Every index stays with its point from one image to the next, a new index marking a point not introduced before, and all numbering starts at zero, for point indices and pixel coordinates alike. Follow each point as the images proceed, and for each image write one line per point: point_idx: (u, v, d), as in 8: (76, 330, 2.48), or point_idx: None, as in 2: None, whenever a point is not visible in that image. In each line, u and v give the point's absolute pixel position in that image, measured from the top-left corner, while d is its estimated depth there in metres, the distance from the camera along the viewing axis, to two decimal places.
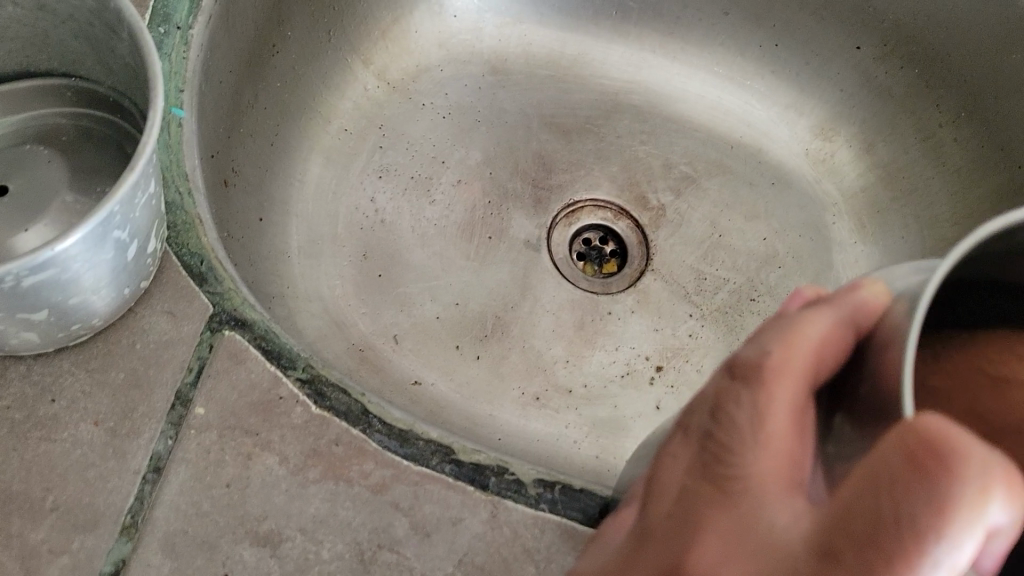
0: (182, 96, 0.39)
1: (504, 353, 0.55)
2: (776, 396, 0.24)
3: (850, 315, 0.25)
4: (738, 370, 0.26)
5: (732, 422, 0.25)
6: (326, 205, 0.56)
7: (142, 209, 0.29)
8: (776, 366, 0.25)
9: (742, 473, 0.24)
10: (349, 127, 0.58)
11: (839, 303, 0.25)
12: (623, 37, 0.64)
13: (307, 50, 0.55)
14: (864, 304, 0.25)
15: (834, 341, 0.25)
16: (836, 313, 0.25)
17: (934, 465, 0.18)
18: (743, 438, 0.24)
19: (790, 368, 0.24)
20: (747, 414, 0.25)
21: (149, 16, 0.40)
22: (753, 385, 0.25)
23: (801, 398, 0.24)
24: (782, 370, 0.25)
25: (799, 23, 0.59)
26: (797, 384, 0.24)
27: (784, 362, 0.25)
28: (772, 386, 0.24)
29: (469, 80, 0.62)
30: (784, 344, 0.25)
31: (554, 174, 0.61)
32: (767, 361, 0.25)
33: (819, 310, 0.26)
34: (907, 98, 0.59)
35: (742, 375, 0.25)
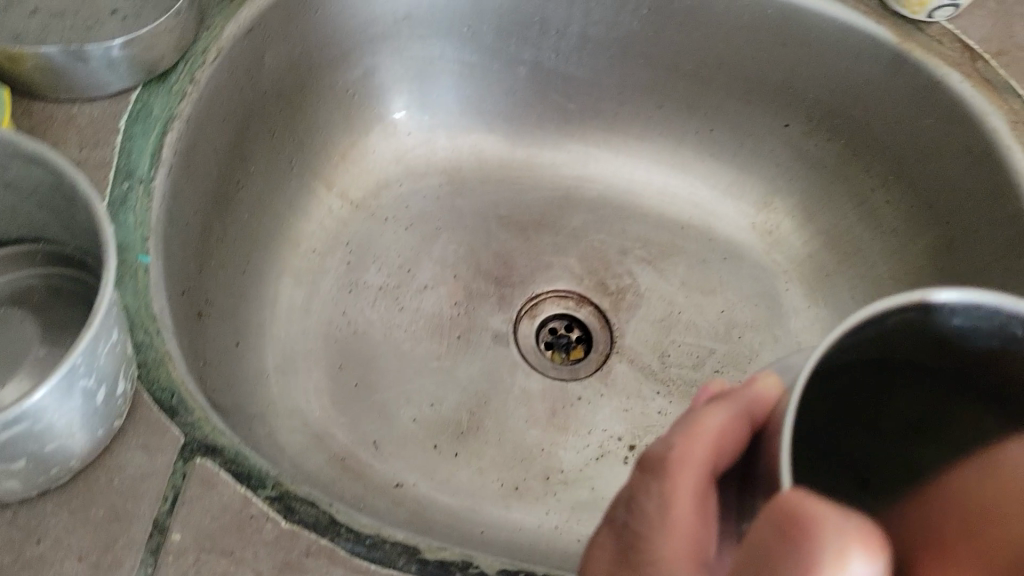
0: (148, 244, 0.42)
1: (481, 447, 0.57)
2: (677, 485, 0.28)
3: (744, 407, 0.28)
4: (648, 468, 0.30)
5: (646, 509, 0.29)
6: (300, 324, 0.59)
7: (107, 357, 0.32)
8: (676, 459, 0.29)
9: (651, 555, 0.27)
10: (317, 248, 0.62)
11: (734, 399, 0.28)
12: (569, 137, 0.67)
13: (271, 180, 0.58)
14: (757, 397, 0.28)
15: (729, 432, 0.28)
16: (731, 406, 0.28)
17: (795, 533, 0.20)
18: (654, 522, 0.28)
19: (687, 459, 0.28)
20: (656, 503, 0.28)
21: (113, 174, 0.43)
22: (660, 476, 0.29)
23: (701, 484, 0.28)
24: (681, 462, 0.28)
25: (730, 108, 0.63)
26: (693, 473, 0.28)
27: (683, 455, 0.28)
28: (675, 477, 0.28)
29: (428, 191, 0.66)
30: (685, 439, 0.29)
31: (515, 271, 0.64)
32: (671, 456, 0.29)
33: (718, 406, 0.29)
34: (839, 167, 0.62)
35: (653, 468, 0.29)
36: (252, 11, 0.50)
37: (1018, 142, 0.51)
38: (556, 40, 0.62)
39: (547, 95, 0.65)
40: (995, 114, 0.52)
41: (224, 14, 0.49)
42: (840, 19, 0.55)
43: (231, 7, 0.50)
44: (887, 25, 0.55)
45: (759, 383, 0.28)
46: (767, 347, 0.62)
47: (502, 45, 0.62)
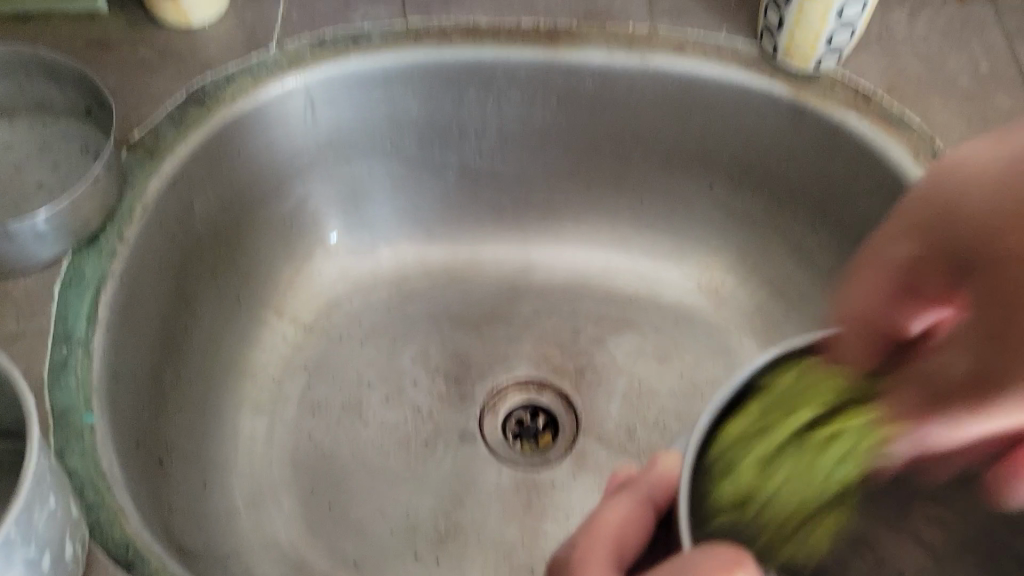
0: (92, 403, 0.43)
1: (461, 549, 0.57)
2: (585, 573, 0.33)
3: (643, 495, 0.35)
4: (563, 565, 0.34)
5: None
6: (266, 454, 0.59)
7: (45, 524, 0.33)
8: (582, 552, 0.34)
9: None
10: (276, 376, 0.63)
11: (636, 489, 0.35)
12: (507, 230, 0.69)
13: (220, 318, 0.59)
14: (655, 482, 0.35)
15: (633, 515, 0.34)
16: (634, 498, 0.35)
17: None
18: None
19: (594, 550, 0.34)
20: None
21: (51, 340, 0.44)
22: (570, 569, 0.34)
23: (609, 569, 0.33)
24: (587, 552, 0.34)
25: (654, 179, 0.65)
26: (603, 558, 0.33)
27: (589, 547, 0.34)
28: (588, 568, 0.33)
29: (378, 303, 0.67)
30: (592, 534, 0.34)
31: (473, 368, 0.65)
32: (577, 551, 0.34)
33: (621, 500, 0.35)
34: (767, 219, 0.64)
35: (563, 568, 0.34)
36: (177, 163, 0.53)
37: (919, 167, 0.53)
38: (476, 142, 0.64)
39: (478, 194, 0.67)
40: (893, 145, 0.54)
41: (146, 171, 0.52)
42: (735, 81, 0.58)
43: (152, 162, 0.52)
44: (780, 80, 0.57)
45: (659, 466, 0.36)
46: None
47: (427, 155, 0.64)
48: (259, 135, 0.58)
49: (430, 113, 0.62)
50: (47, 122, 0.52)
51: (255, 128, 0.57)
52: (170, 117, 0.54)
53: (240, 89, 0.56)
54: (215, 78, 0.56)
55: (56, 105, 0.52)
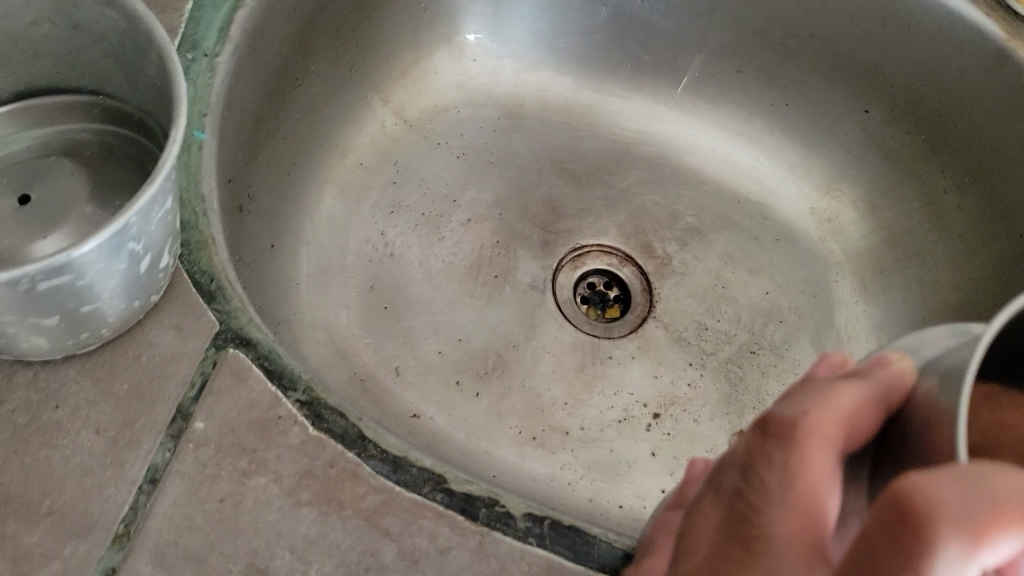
0: (205, 121, 0.40)
1: (503, 391, 0.55)
2: (808, 457, 0.24)
3: (881, 386, 0.26)
4: (763, 424, 0.26)
5: (761, 483, 0.24)
6: (337, 237, 0.57)
7: (158, 224, 0.30)
8: (805, 426, 0.25)
9: (768, 533, 0.23)
10: (365, 162, 0.59)
11: (869, 379, 0.26)
12: (637, 90, 0.65)
13: (329, 83, 0.56)
14: (894, 380, 0.26)
15: (866, 408, 0.25)
16: (867, 386, 0.26)
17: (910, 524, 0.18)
18: (771, 495, 0.24)
19: (820, 431, 0.24)
20: (779, 475, 0.24)
21: (178, 43, 0.41)
22: (783, 442, 0.24)
23: (832, 462, 0.24)
24: (812, 431, 0.24)
25: (810, 83, 0.61)
26: (827, 447, 0.24)
27: (815, 424, 0.25)
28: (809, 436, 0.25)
29: (484, 122, 0.63)
30: (813, 403, 0.26)
31: (562, 218, 0.62)
32: (795, 418, 0.25)
33: (844, 379, 0.27)
34: (912, 163, 0.60)
35: (774, 434, 0.25)
36: None
37: None
38: None
39: (623, 43, 0.63)
40: None
41: None
42: (945, 5, 0.53)
43: None
44: (995, 18, 0.52)
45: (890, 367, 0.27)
46: (809, 336, 0.60)
47: None
48: None
49: None
50: None
51: None
52: None
53: None
54: None
55: None
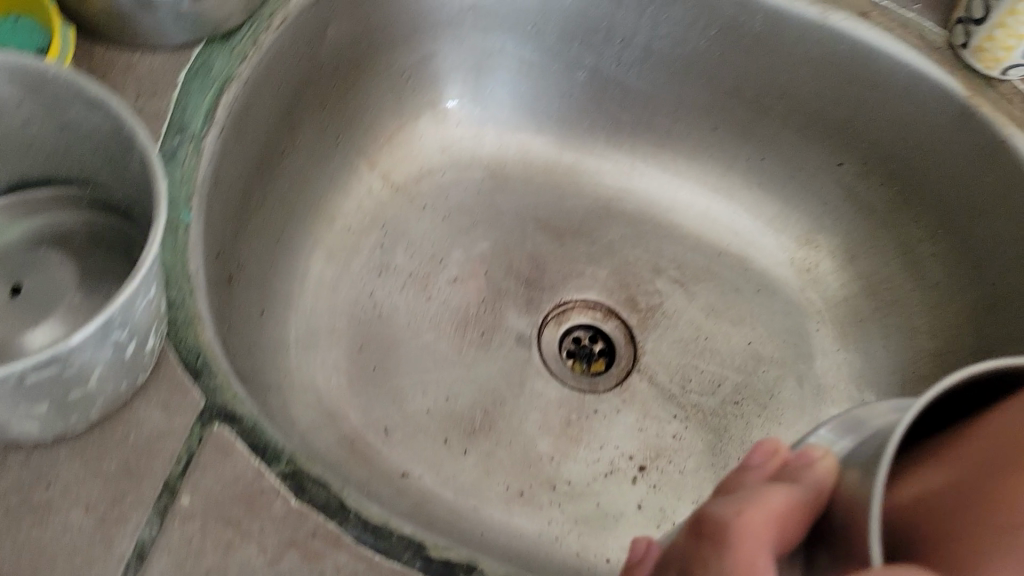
0: (191, 201, 0.41)
1: (491, 448, 0.57)
2: (747, 559, 0.26)
3: (812, 487, 0.28)
4: (711, 529, 0.28)
5: None
6: (326, 300, 0.58)
7: (142, 312, 0.31)
8: (745, 530, 0.27)
9: None
10: (352, 225, 0.61)
11: (803, 480, 0.29)
12: (616, 149, 0.66)
13: (315, 152, 0.57)
14: (822, 476, 0.29)
15: (800, 507, 0.28)
16: (799, 488, 0.29)
17: None
18: None
19: (757, 531, 0.27)
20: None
21: (165, 127, 0.43)
22: (724, 544, 0.27)
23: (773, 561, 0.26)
24: (750, 533, 0.27)
25: (783, 139, 0.62)
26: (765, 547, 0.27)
27: (754, 527, 0.27)
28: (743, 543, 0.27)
29: (469, 183, 0.65)
30: (755, 507, 0.28)
31: (546, 275, 0.63)
32: (737, 523, 0.28)
33: (778, 485, 0.29)
34: (887, 214, 0.61)
35: (718, 538, 0.28)
36: None
37: None
38: (619, 50, 0.61)
39: (601, 104, 0.64)
40: None
41: None
42: (910, 65, 0.54)
43: None
44: (957, 75, 0.53)
45: (819, 463, 0.30)
46: (790, 385, 0.62)
47: (564, 48, 0.61)
48: None
49: (583, 5, 0.58)
50: None
51: None
52: None
53: None
54: None
55: None
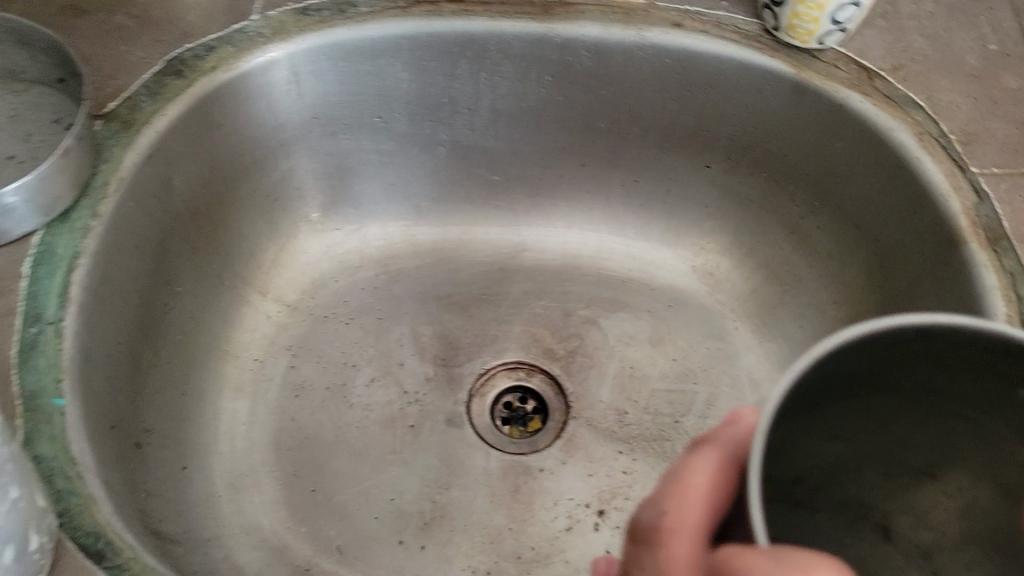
0: (62, 385, 0.41)
1: (447, 536, 0.56)
2: (673, 553, 0.25)
3: (726, 445, 0.26)
4: (642, 537, 0.27)
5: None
6: (247, 437, 0.58)
7: (5, 517, 0.31)
8: (670, 526, 0.26)
9: None
10: (260, 356, 0.61)
11: (716, 443, 0.27)
12: (497, 212, 0.67)
13: (200, 297, 0.57)
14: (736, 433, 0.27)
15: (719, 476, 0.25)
16: (717, 453, 0.26)
17: None
18: None
19: (681, 517, 0.26)
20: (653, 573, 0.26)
21: (20, 321, 0.43)
22: (652, 545, 0.26)
23: (696, 551, 0.25)
24: (675, 524, 0.26)
25: (650, 157, 0.63)
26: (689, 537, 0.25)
27: (676, 511, 0.26)
28: (672, 545, 0.25)
29: (364, 282, 0.65)
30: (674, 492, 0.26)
31: (461, 350, 0.64)
32: (664, 523, 0.26)
33: (699, 452, 0.27)
34: (765, 201, 0.62)
35: (643, 539, 0.27)
36: (155, 135, 0.50)
37: (924, 151, 0.51)
38: (467, 117, 0.62)
39: (469, 171, 0.65)
40: (896, 126, 0.53)
41: (122, 144, 0.49)
42: (735, 59, 0.56)
43: (127, 136, 0.49)
44: (781, 57, 0.55)
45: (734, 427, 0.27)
46: (722, 390, 0.62)
47: (416, 129, 0.62)
48: (240, 108, 0.55)
49: (420, 86, 0.59)
50: (18, 91, 0.50)
51: (235, 98, 0.54)
52: (147, 87, 0.51)
53: (221, 59, 0.53)
54: (194, 48, 0.53)
55: (28, 74, 0.50)
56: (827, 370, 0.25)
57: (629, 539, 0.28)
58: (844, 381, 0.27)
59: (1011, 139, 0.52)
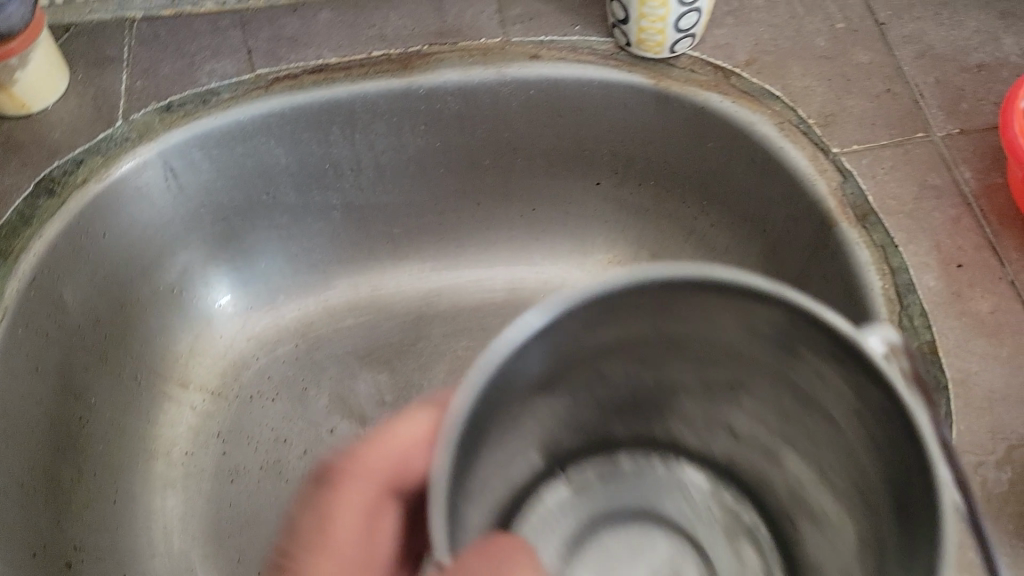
0: None
1: None
2: (349, 495, 0.39)
3: (431, 410, 0.40)
4: (332, 479, 0.39)
5: (323, 502, 0.39)
6: (187, 532, 0.58)
7: None
8: (348, 475, 0.39)
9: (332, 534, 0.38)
10: (191, 448, 0.61)
11: (434, 409, 0.40)
12: (405, 262, 0.68)
13: (118, 403, 0.58)
14: (436, 411, 0.40)
15: (413, 441, 0.39)
16: (428, 419, 0.40)
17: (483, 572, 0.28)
18: (320, 517, 0.38)
19: (364, 473, 0.39)
20: (320, 507, 0.39)
21: None
22: (332, 485, 0.39)
23: (372, 491, 0.39)
24: (353, 476, 0.39)
25: (541, 184, 0.64)
26: (366, 482, 0.39)
27: (358, 468, 0.39)
28: (342, 486, 0.39)
29: (286, 355, 0.66)
30: (370, 451, 0.39)
31: (390, 405, 0.64)
32: (346, 469, 0.39)
33: (415, 414, 0.40)
34: (658, 209, 0.63)
35: (331, 482, 0.39)
36: (35, 258, 0.51)
37: (787, 140, 0.52)
38: (354, 178, 0.62)
39: (368, 229, 0.66)
40: (758, 120, 0.53)
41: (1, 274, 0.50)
42: (596, 79, 0.57)
43: (6, 264, 0.50)
44: (638, 71, 0.56)
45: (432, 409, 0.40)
46: None
47: (306, 199, 0.63)
48: (119, 215, 0.56)
49: (299, 157, 0.60)
50: None
51: (113, 206, 0.55)
52: (21, 213, 0.52)
53: (91, 170, 0.54)
54: (62, 163, 0.54)
55: None
56: (592, 314, 0.30)
57: (323, 467, 0.40)
58: (635, 311, 0.31)
59: (867, 114, 0.53)
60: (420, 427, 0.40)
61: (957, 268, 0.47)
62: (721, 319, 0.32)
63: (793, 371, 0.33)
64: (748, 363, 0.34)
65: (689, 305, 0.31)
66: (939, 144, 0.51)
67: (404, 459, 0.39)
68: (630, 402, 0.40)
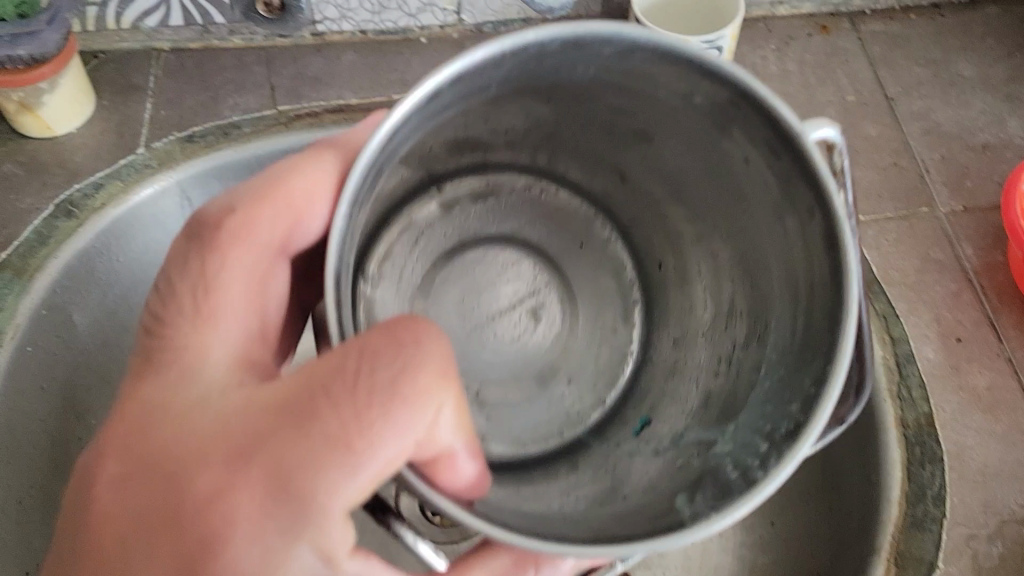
0: None
1: None
2: (231, 261, 0.36)
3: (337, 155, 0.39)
4: (207, 233, 0.36)
5: (191, 274, 0.36)
6: None
7: None
8: (229, 230, 0.36)
9: (201, 345, 0.34)
10: None
11: (338, 151, 0.39)
12: None
13: None
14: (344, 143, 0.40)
15: (310, 185, 0.38)
16: (331, 166, 0.39)
17: (388, 355, 0.31)
18: (197, 314, 0.35)
19: (248, 232, 0.36)
20: (198, 266, 0.36)
21: None
22: (206, 240, 0.36)
23: (260, 250, 0.37)
24: (233, 239, 0.36)
25: None
26: (249, 247, 0.36)
27: (240, 225, 0.36)
28: (227, 250, 0.36)
29: None
30: (258, 198, 0.37)
31: None
32: (224, 229, 0.36)
33: (313, 158, 0.39)
34: None
35: (202, 236, 0.36)
36: (49, 280, 0.52)
37: None
38: None
39: None
40: None
41: (16, 290, 0.51)
42: None
43: (21, 282, 0.51)
44: None
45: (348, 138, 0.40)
46: None
47: None
48: (132, 243, 0.56)
49: None
50: None
51: (130, 232, 0.55)
52: (39, 232, 0.53)
53: (109, 196, 0.54)
54: (83, 187, 0.55)
55: None
56: (519, 61, 0.35)
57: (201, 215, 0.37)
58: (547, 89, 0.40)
59: (874, 186, 0.54)
60: (322, 175, 0.38)
61: (956, 342, 0.49)
62: (659, 79, 0.37)
63: (709, 102, 0.37)
64: (668, 122, 0.41)
65: (605, 52, 0.35)
66: (942, 220, 0.53)
67: (299, 218, 0.38)
68: (533, 121, 0.45)
